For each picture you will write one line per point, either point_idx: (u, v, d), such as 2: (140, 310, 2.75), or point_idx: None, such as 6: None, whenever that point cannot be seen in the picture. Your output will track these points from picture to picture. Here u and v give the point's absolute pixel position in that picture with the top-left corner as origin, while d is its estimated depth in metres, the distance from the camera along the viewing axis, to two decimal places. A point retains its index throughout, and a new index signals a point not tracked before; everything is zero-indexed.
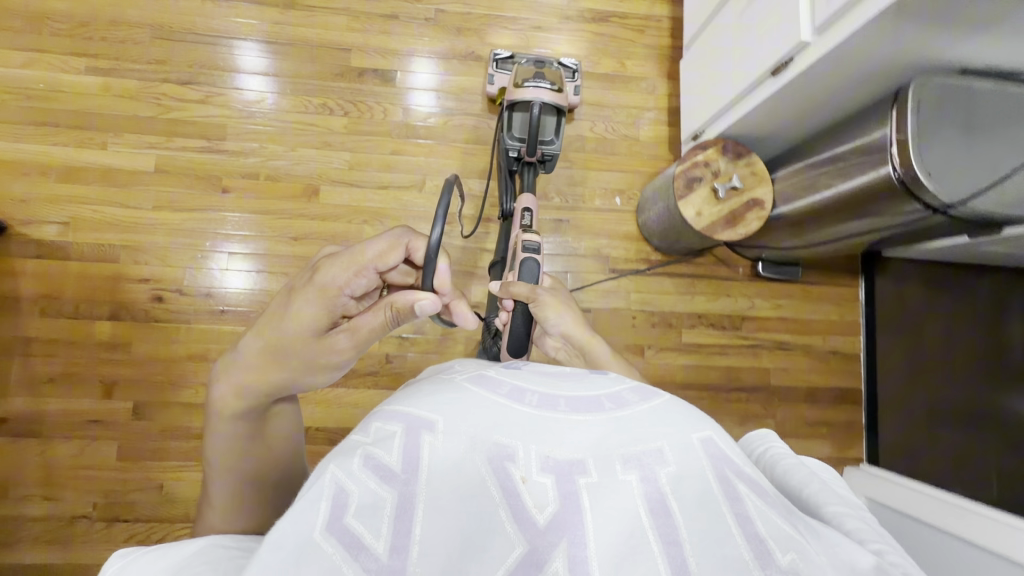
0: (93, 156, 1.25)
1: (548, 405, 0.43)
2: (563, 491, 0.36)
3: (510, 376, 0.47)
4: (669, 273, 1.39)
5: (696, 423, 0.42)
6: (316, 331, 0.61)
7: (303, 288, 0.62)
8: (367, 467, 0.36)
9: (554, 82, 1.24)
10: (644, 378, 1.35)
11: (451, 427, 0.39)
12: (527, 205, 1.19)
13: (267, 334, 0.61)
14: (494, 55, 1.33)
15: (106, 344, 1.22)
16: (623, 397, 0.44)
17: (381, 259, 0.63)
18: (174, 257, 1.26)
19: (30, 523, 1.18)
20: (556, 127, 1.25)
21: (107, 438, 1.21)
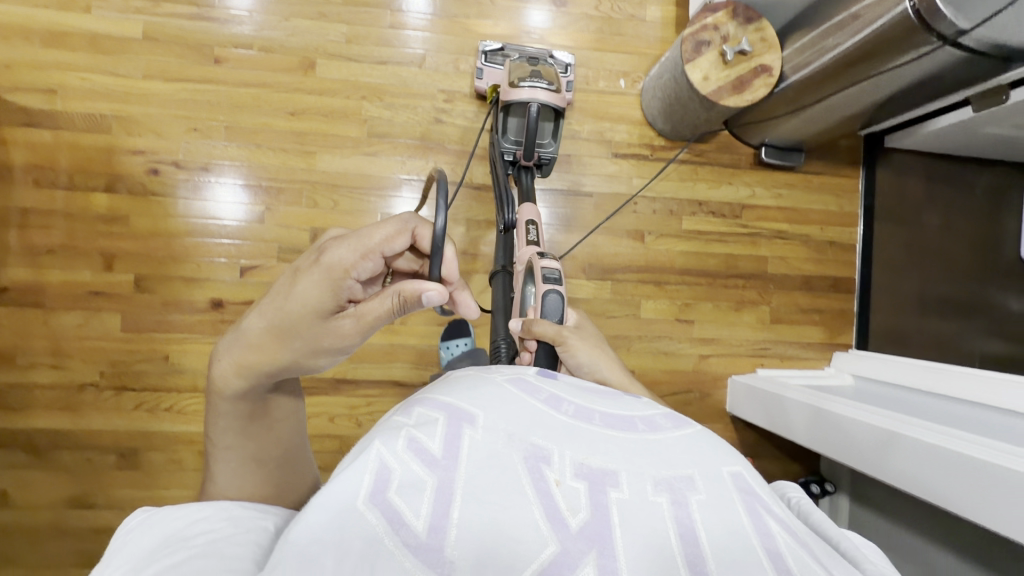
0: (77, 21, 1.20)
1: (582, 418, 0.48)
2: (593, 500, 0.39)
3: (549, 387, 0.52)
4: (672, 159, 1.38)
5: (725, 458, 0.47)
6: (318, 316, 0.56)
7: (307, 269, 0.56)
8: (411, 449, 0.39)
9: (551, 80, 1.13)
10: (644, 263, 1.36)
11: (492, 423, 0.42)
12: (529, 216, 1.12)
13: (270, 311, 0.57)
14: (482, 46, 1.26)
15: (104, 217, 1.21)
16: (655, 422, 0.50)
17: (386, 248, 0.58)
18: (168, 130, 1.23)
19: (40, 390, 1.20)
20: (554, 131, 1.18)
21: (109, 310, 1.21)
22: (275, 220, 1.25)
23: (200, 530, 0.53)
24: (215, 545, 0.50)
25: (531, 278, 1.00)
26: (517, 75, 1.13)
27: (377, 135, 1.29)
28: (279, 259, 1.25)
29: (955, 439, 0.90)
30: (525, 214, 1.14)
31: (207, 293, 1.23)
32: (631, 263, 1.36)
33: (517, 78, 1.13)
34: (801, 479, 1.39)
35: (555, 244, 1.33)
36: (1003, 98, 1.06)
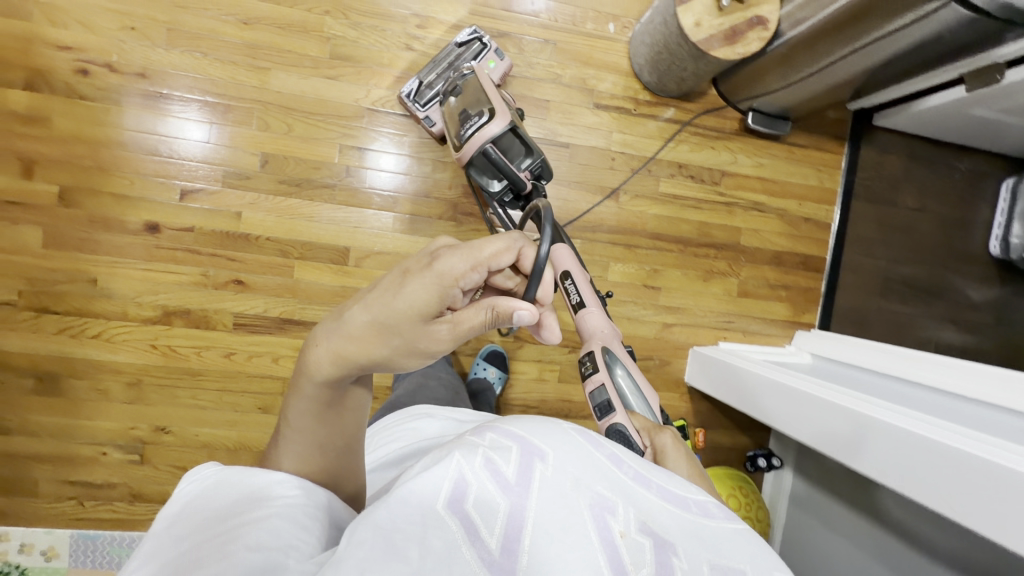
0: None
1: (642, 481, 0.45)
2: (654, 560, 0.38)
3: (610, 439, 0.48)
4: (655, 116, 1.30)
5: (770, 555, 0.43)
6: (420, 319, 0.52)
7: (418, 271, 0.52)
8: (487, 468, 0.40)
9: (483, 107, 0.99)
10: (616, 223, 1.31)
11: (561, 462, 0.41)
12: (565, 265, 1.02)
13: (374, 307, 0.52)
14: (403, 96, 1.13)
15: (21, 117, 1.08)
16: (705, 507, 0.45)
17: (497, 262, 0.54)
18: (99, 25, 1.09)
19: None
20: (526, 144, 1.02)
21: (28, 224, 1.09)
22: (221, 142, 1.14)
23: (278, 494, 0.49)
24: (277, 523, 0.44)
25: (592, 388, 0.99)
26: (453, 133, 1.01)
27: (339, 57, 1.17)
28: (225, 184, 1.15)
29: (911, 420, 0.88)
30: (558, 264, 1.03)
31: (141, 214, 1.13)
32: (602, 223, 1.30)
33: (456, 134, 1.01)
34: (750, 452, 1.40)
35: None
36: (998, 78, 1.00)
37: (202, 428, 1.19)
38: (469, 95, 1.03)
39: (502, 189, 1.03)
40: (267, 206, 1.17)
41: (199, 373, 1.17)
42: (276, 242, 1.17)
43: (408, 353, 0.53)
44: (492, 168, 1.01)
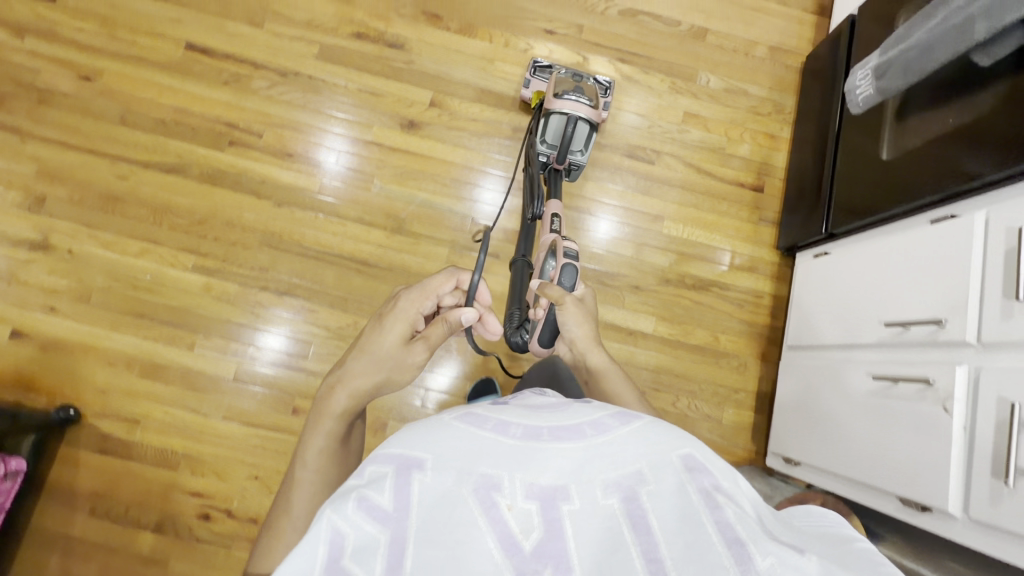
0: (178, 356, 1.26)
1: (533, 434, 0.44)
2: (546, 519, 0.38)
3: (494, 411, 0.47)
4: None
5: (676, 440, 0.44)
6: (401, 343, 0.83)
7: (389, 318, 0.85)
8: (361, 508, 0.36)
9: (591, 98, 1.25)
10: None
11: (441, 463, 0.39)
12: (553, 211, 1.16)
13: (366, 349, 0.81)
14: (534, 61, 1.38)
15: (143, 557, 1.18)
16: (604, 423, 0.46)
17: (442, 289, 0.91)
18: (229, 474, 1.23)
19: None
20: (588, 140, 1.27)
21: None
22: None
23: None
24: None
25: (551, 254, 1.11)
26: (560, 86, 1.25)
27: None
28: None
29: None
30: (550, 208, 1.20)
31: None
32: None
33: (561, 90, 1.25)
34: None
35: None
36: None
37: None
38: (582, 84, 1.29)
39: (547, 149, 1.26)
40: None
41: None
42: None
43: (402, 369, 0.82)
44: (558, 133, 1.26)
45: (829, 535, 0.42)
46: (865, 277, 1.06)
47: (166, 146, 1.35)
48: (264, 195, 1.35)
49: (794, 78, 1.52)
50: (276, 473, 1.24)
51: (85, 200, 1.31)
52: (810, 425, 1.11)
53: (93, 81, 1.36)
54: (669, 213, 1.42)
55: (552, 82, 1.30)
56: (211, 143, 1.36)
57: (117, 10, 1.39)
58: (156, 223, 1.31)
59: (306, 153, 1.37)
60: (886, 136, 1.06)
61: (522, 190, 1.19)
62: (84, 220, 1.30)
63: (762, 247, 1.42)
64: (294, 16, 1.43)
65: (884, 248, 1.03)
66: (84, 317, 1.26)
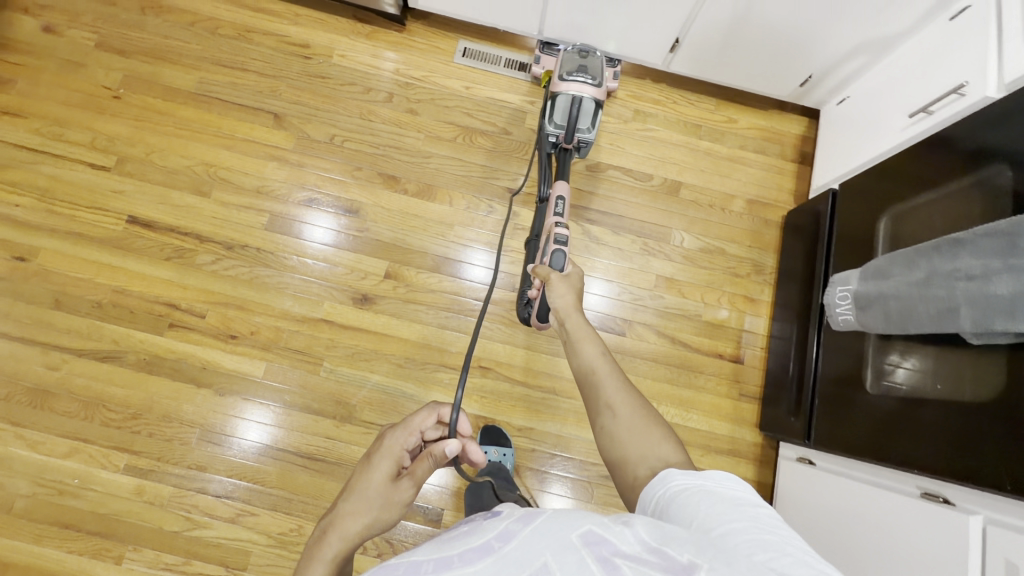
0: (104, 572, 1.16)
1: (444, 566, 0.43)
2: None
3: (404, 554, 0.46)
4: None
5: (575, 520, 0.45)
6: (387, 480, 0.76)
7: (375, 455, 0.79)
8: None
9: (594, 77, 1.27)
10: None
11: None
12: (559, 193, 1.23)
13: (356, 489, 0.75)
14: (541, 40, 1.44)
15: None
16: (509, 530, 0.45)
17: (424, 426, 0.84)
18: None
19: None
20: (594, 118, 1.27)
21: None
22: None
23: None
24: None
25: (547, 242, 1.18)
26: (564, 67, 1.27)
27: None
28: None
29: None
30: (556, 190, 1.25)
31: None
32: None
33: (564, 70, 1.27)
34: None
35: None
36: None
37: None
38: (588, 58, 1.30)
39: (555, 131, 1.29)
40: None
41: None
42: None
43: (390, 508, 0.74)
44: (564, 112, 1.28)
45: (762, 535, 0.47)
46: (845, 514, 0.98)
47: (101, 331, 1.27)
48: (205, 383, 1.26)
49: (775, 234, 1.43)
50: None
51: (12, 395, 1.22)
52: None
53: (28, 262, 1.29)
54: (642, 389, 1.32)
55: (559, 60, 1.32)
56: (150, 326, 1.28)
57: (58, 182, 1.33)
58: (88, 419, 1.22)
59: (251, 334, 1.29)
60: (868, 361, 0.96)
61: (532, 175, 1.29)
62: (11, 418, 1.21)
63: (744, 425, 1.32)
64: (244, 183, 1.36)
65: (866, 492, 0.95)
66: (4, 530, 1.16)
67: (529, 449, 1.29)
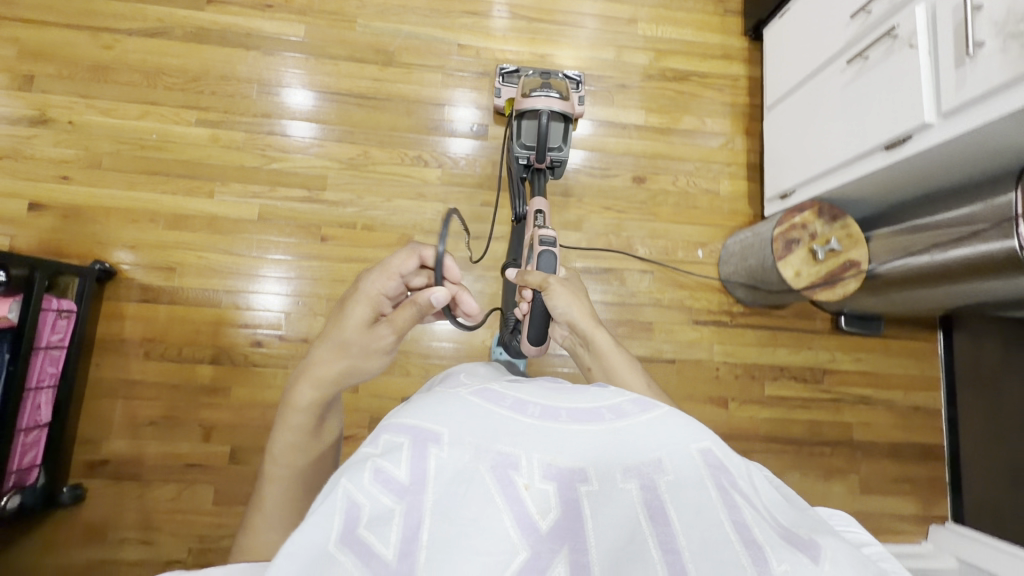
0: (200, 205, 1.30)
1: (550, 416, 0.45)
2: (563, 498, 0.39)
3: (513, 391, 0.49)
4: (750, 325, 1.41)
5: (696, 433, 0.45)
6: (364, 327, 0.71)
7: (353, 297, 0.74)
8: (378, 480, 0.38)
9: (560, 92, 1.25)
10: (726, 430, 1.36)
11: (456, 438, 0.41)
12: (537, 206, 1.20)
13: (329, 336, 0.72)
14: (500, 69, 1.38)
15: (207, 389, 1.25)
16: (624, 409, 0.47)
17: (404, 269, 0.75)
18: (275, 302, 1.30)
19: (126, 568, 1.18)
20: (565, 132, 1.26)
21: (204, 482, 1.22)
22: (368, 389, 1.29)
23: None
24: None
25: (531, 248, 1.12)
26: (528, 87, 1.26)
27: None
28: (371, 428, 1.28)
29: None
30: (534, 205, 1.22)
31: None
32: (715, 431, 1.35)
33: (528, 89, 1.25)
34: None
35: None
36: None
37: None
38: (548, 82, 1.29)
39: (524, 153, 1.28)
40: None
41: None
42: None
43: (368, 354, 0.71)
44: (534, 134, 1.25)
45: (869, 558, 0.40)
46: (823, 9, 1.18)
47: (144, 12, 1.36)
48: (252, 47, 1.38)
49: None
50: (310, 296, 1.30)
51: (75, 74, 1.32)
52: (800, 155, 1.23)
53: None
54: (641, 16, 1.50)
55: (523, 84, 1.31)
56: (190, 5, 1.38)
57: None
58: (152, 87, 1.33)
59: (284, 4, 1.40)
60: None
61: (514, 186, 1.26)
62: (79, 93, 1.31)
63: (732, 36, 1.53)
64: None
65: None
66: (99, 183, 1.29)
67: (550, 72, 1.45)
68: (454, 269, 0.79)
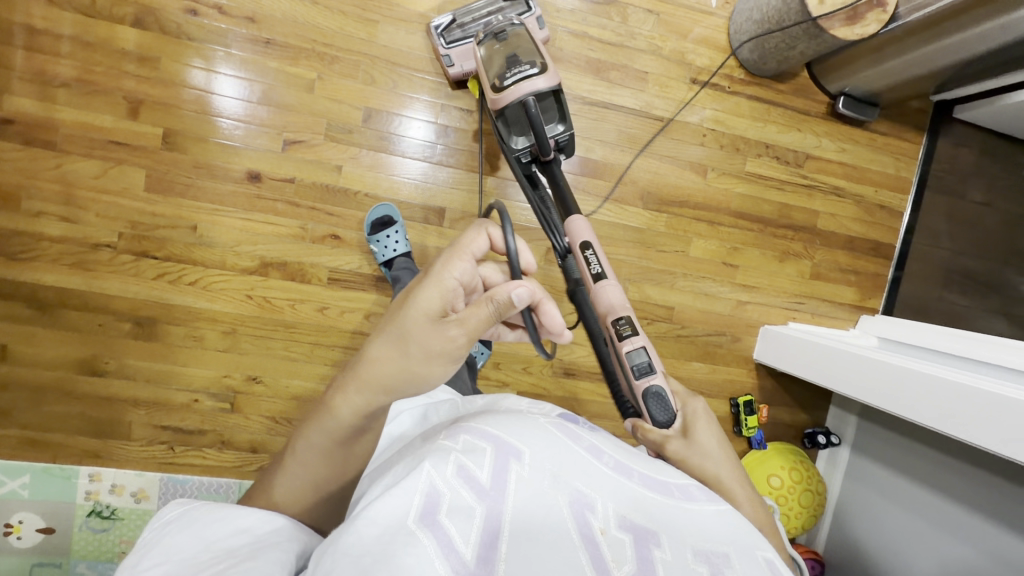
0: None
1: (622, 471, 0.51)
2: (637, 553, 0.43)
3: (586, 435, 0.55)
4: (748, 94, 1.31)
5: (758, 540, 0.49)
6: (429, 321, 0.60)
7: (416, 286, 0.62)
8: (460, 474, 0.44)
9: (534, 61, 0.96)
10: (700, 199, 1.32)
11: (536, 461, 0.47)
12: (584, 236, 0.97)
13: (388, 328, 0.62)
14: (435, 28, 1.09)
15: (133, 58, 1.06)
16: (689, 490, 0.52)
17: (477, 252, 0.62)
18: None
19: (45, 243, 1.07)
20: (561, 109, 0.99)
21: (133, 165, 1.08)
22: (326, 92, 1.13)
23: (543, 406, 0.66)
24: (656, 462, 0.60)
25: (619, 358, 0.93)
26: (495, 73, 0.96)
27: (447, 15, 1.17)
28: (327, 136, 1.14)
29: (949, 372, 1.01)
30: (576, 236, 0.98)
31: (243, 162, 1.12)
32: (689, 197, 1.32)
33: (498, 76, 0.96)
34: (809, 429, 1.45)
35: (614, 167, 1.27)
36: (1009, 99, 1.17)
37: (293, 380, 1.19)
38: (513, 44, 1.00)
39: (526, 148, 1.00)
40: (377, 153, 1.17)
41: (291, 326, 1.18)
42: (377, 200, 1.17)
43: (429, 358, 0.61)
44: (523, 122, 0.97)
45: None
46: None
47: None
48: None
49: None
50: None
51: None
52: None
53: None
54: None
55: (480, 62, 1.02)
56: None
57: None
58: None
59: None
60: None
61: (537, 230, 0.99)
62: None
63: None
64: None
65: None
66: None
67: None
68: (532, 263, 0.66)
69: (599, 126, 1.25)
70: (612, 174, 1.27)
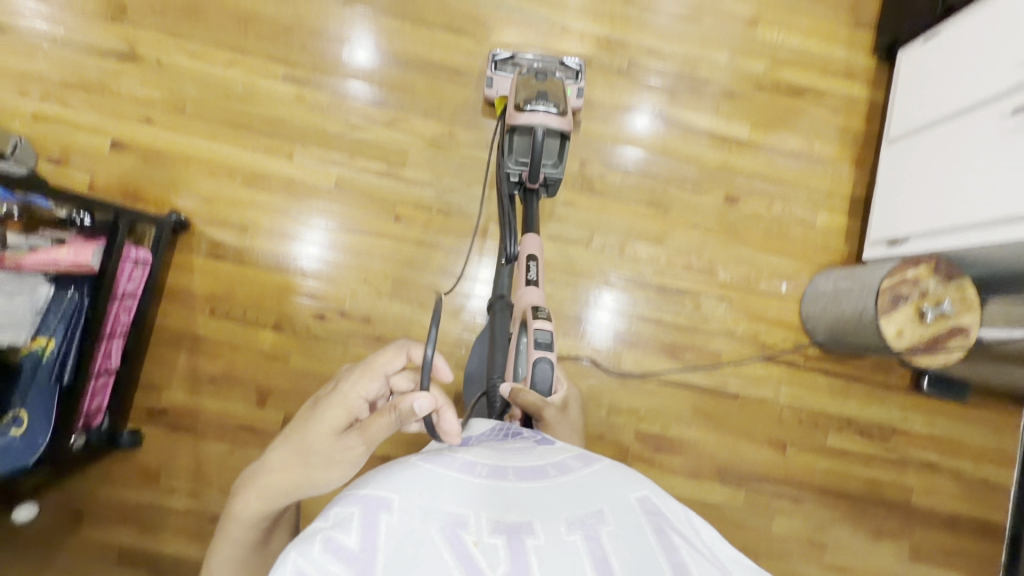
0: (278, 166, 1.27)
1: (497, 475, 0.53)
2: (512, 549, 0.43)
3: (461, 455, 0.56)
4: (824, 371, 1.33)
5: (635, 485, 0.53)
6: (332, 433, 0.65)
7: (327, 399, 0.68)
8: (328, 551, 0.41)
9: (558, 104, 1.10)
10: (780, 475, 1.30)
11: (404, 505, 0.45)
12: (530, 251, 1.12)
13: (293, 437, 0.67)
14: (494, 54, 1.26)
15: (267, 355, 1.24)
16: (565, 465, 0.55)
17: (389, 369, 0.70)
18: (338, 276, 1.27)
19: (174, 515, 1.21)
20: (560, 152, 1.13)
21: (255, 445, 1.23)
22: None
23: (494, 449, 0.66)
24: (537, 446, 0.62)
25: (523, 331, 1.05)
26: (522, 98, 1.11)
27: None
28: None
29: None
30: (525, 247, 1.13)
31: None
32: (768, 473, 1.30)
33: (523, 100, 1.11)
34: None
35: (690, 441, 1.30)
36: None
37: None
38: (547, 85, 1.15)
39: (516, 171, 1.14)
40: None
41: None
42: None
43: (328, 466, 0.64)
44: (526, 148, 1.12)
45: None
46: (996, 35, 1.02)
47: None
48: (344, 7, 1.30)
49: None
50: (373, 274, 1.27)
51: (167, 10, 1.26)
52: (938, 197, 1.08)
53: None
54: (764, 19, 1.37)
55: (514, 86, 1.16)
56: None
57: None
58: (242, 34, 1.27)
59: None
60: None
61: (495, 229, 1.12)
62: (169, 30, 1.26)
63: (859, 52, 1.38)
64: None
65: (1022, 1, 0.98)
66: (177, 129, 1.25)
67: (657, 71, 1.34)
68: (445, 369, 0.72)
69: (674, 403, 1.30)
70: (687, 451, 1.29)
